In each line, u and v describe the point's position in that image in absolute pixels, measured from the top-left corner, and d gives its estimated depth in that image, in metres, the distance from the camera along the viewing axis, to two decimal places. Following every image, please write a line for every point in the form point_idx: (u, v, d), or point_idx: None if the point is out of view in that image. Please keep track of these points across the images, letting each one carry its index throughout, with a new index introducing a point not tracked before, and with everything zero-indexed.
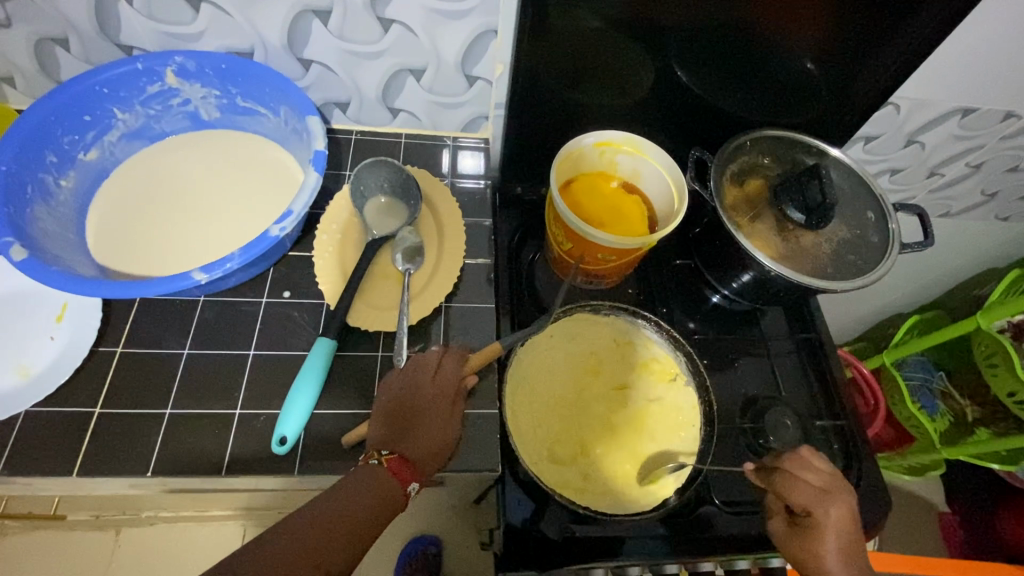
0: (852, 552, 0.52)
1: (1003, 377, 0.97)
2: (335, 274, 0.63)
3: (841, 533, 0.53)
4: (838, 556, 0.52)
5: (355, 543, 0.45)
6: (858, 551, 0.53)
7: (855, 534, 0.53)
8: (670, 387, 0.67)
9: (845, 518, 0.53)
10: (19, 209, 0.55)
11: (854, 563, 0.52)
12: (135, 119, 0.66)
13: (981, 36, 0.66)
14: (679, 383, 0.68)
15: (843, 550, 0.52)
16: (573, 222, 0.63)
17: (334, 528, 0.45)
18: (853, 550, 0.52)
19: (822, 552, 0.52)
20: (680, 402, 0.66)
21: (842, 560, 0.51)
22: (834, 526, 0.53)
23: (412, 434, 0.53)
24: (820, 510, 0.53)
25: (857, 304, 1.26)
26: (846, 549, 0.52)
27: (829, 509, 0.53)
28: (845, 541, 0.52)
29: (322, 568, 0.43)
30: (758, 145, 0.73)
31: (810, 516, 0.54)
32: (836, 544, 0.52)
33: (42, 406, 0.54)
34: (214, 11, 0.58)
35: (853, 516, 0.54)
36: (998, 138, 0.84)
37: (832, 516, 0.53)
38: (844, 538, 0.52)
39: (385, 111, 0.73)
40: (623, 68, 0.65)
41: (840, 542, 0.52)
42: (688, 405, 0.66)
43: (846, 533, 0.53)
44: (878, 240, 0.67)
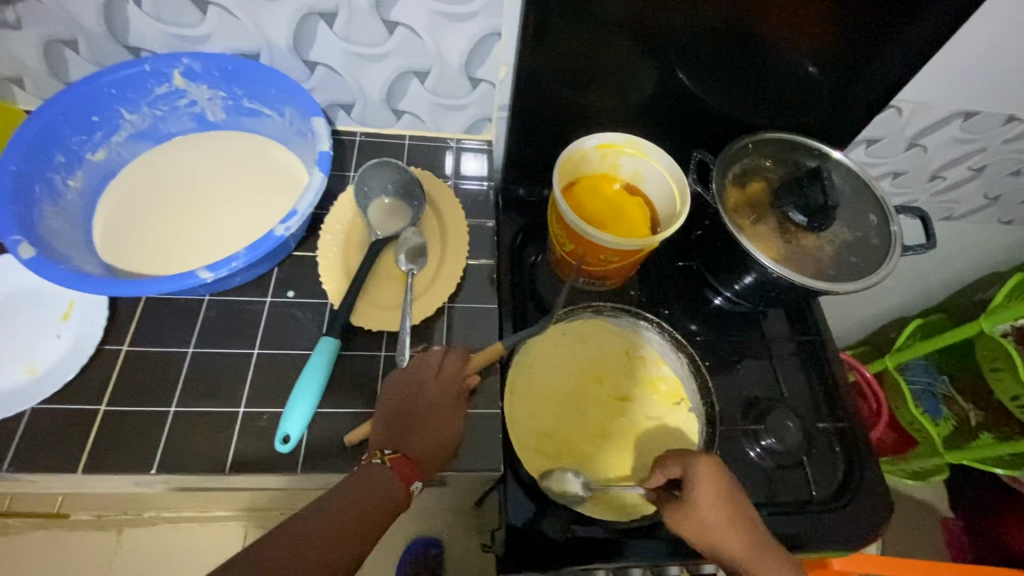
0: (733, 500, 0.53)
1: (1006, 381, 0.98)
2: (339, 274, 0.63)
3: (716, 485, 0.53)
4: (717, 509, 0.52)
5: (365, 539, 0.46)
6: (740, 500, 0.53)
7: (726, 483, 0.53)
8: (673, 409, 0.66)
9: (713, 468, 0.54)
10: (27, 207, 0.55)
11: (737, 510, 0.52)
12: (143, 120, 0.66)
13: (982, 38, 0.66)
14: (682, 408, 0.66)
15: (725, 500, 0.52)
16: (576, 223, 0.63)
17: (343, 524, 0.46)
18: (732, 497, 0.53)
19: (707, 508, 0.52)
20: (679, 427, 0.65)
21: (724, 512, 0.52)
22: (708, 478, 0.53)
23: (415, 435, 0.53)
24: (693, 466, 0.54)
25: (860, 308, 1.26)
26: (726, 500, 0.52)
27: (698, 463, 0.54)
28: (720, 490, 0.53)
29: (330, 566, 0.43)
30: (760, 148, 0.73)
31: (684, 475, 0.54)
32: (713, 499, 0.52)
33: (49, 402, 0.54)
34: (221, 13, 0.59)
35: (722, 465, 0.54)
36: (1000, 141, 0.84)
37: (702, 468, 0.53)
38: (719, 487, 0.53)
39: (389, 113, 0.73)
40: (625, 70, 0.66)
41: (713, 491, 0.52)
42: (686, 431, 0.65)
43: (721, 484, 0.53)
44: (880, 242, 0.67)
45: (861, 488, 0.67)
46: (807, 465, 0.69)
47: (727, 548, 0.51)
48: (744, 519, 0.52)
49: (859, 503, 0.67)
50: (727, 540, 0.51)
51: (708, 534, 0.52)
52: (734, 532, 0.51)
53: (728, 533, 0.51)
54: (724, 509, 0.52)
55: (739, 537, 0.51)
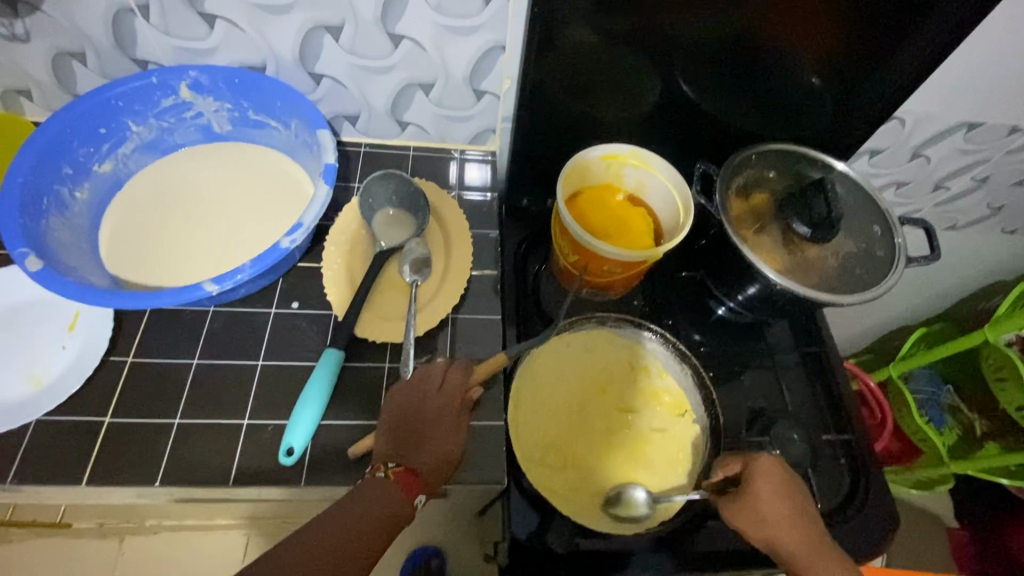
0: (792, 498, 0.56)
1: (1011, 392, 0.97)
2: (343, 284, 0.63)
3: (777, 483, 0.56)
4: (777, 501, 0.55)
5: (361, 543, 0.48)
6: (799, 499, 0.56)
7: (787, 481, 0.57)
8: (679, 421, 0.66)
9: (774, 466, 0.58)
10: (34, 219, 0.55)
11: (797, 508, 0.56)
12: (149, 132, 0.67)
13: (985, 49, 0.66)
14: (687, 420, 0.66)
15: (784, 497, 0.56)
16: (580, 234, 0.63)
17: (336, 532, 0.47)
18: (792, 495, 0.56)
19: (769, 503, 0.55)
20: (684, 439, 0.64)
21: (785, 507, 0.55)
22: (769, 477, 0.56)
23: (418, 448, 0.53)
24: (754, 463, 0.57)
25: (864, 317, 1.25)
26: (786, 497, 0.56)
27: (758, 461, 0.58)
28: (779, 487, 0.56)
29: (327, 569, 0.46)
30: (764, 159, 0.73)
31: (745, 473, 0.57)
32: (773, 492, 0.56)
33: (54, 414, 0.54)
34: (228, 27, 0.59)
35: (781, 466, 0.58)
36: (1004, 152, 0.84)
37: (763, 466, 0.57)
38: (779, 484, 0.56)
39: (394, 124, 0.73)
40: (628, 82, 0.66)
41: (774, 486, 0.56)
42: (691, 443, 0.64)
43: (781, 483, 0.57)
44: (884, 254, 0.67)
45: (866, 500, 0.67)
46: (812, 477, 0.69)
47: (786, 540, 0.54)
48: (802, 516, 0.56)
49: (864, 516, 0.66)
50: (786, 532, 0.54)
51: (767, 525, 0.54)
52: (794, 527, 0.55)
53: (787, 527, 0.54)
54: (785, 505, 0.55)
55: (797, 531, 0.54)
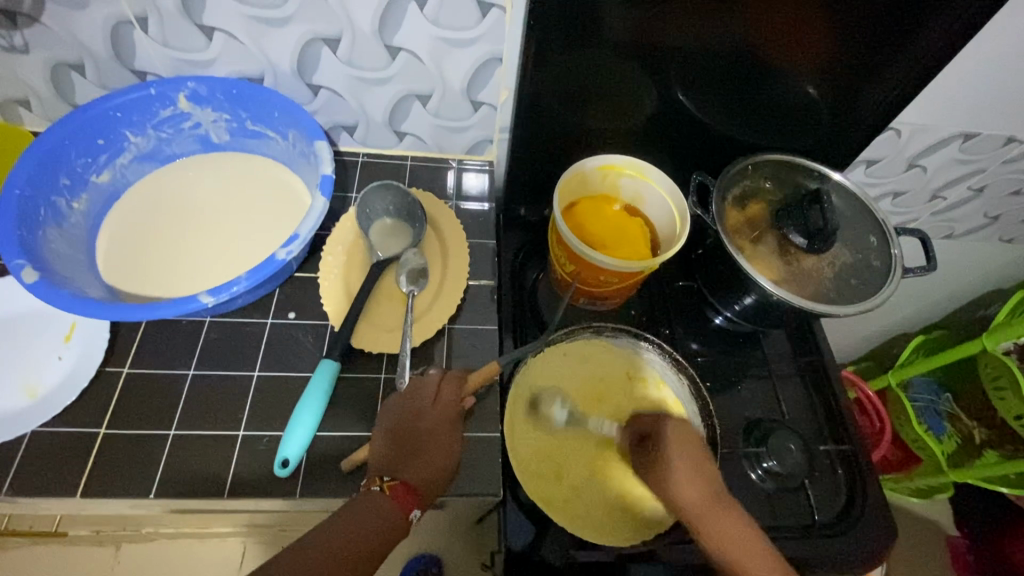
0: (699, 458, 0.58)
1: (1010, 401, 0.97)
2: (341, 294, 0.63)
3: (684, 444, 0.59)
4: (685, 465, 0.57)
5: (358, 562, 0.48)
6: (705, 460, 0.59)
7: (696, 446, 0.59)
8: None
9: (683, 430, 0.60)
10: (31, 231, 0.56)
11: (699, 466, 0.58)
12: (148, 142, 0.67)
13: (979, 61, 0.67)
14: None
15: (689, 455, 0.58)
16: (575, 244, 0.64)
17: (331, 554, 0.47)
18: (694, 456, 0.58)
19: (675, 460, 0.57)
20: None
21: (689, 464, 0.57)
22: (679, 439, 0.59)
23: (413, 462, 0.53)
24: (663, 424, 0.61)
25: (862, 324, 1.25)
26: (692, 457, 0.58)
27: (669, 423, 0.61)
28: (685, 450, 0.59)
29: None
30: (760, 169, 0.73)
31: (656, 433, 0.61)
32: (679, 455, 0.58)
33: (49, 426, 0.54)
34: (227, 39, 0.60)
35: (692, 431, 0.61)
36: (1000, 162, 0.84)
37: (672, 427, 0.60)
38: (684, 446, 0.59)
39: (391, 134, 0.73)
40: (624, 92, 0.66)
41: (676, 448, 0.59)
42: None
43: (688, 444, 0.59)
44: (880, 265, 0.67)
45: (863, 511, 0.67)
46: (810, 488, 0.69)
47: (684, 494, 0.56)
48: (706, 475, 0.57)
49: (863, 527, 0.66)
50: (684, 486, 0.56)
51: (670, 479, 0.57)
52: (693, 481, 0.56)
53: (687, 482, 0.56)
54: (688, 462, 0.58)
55: (697, 486, 0.56)
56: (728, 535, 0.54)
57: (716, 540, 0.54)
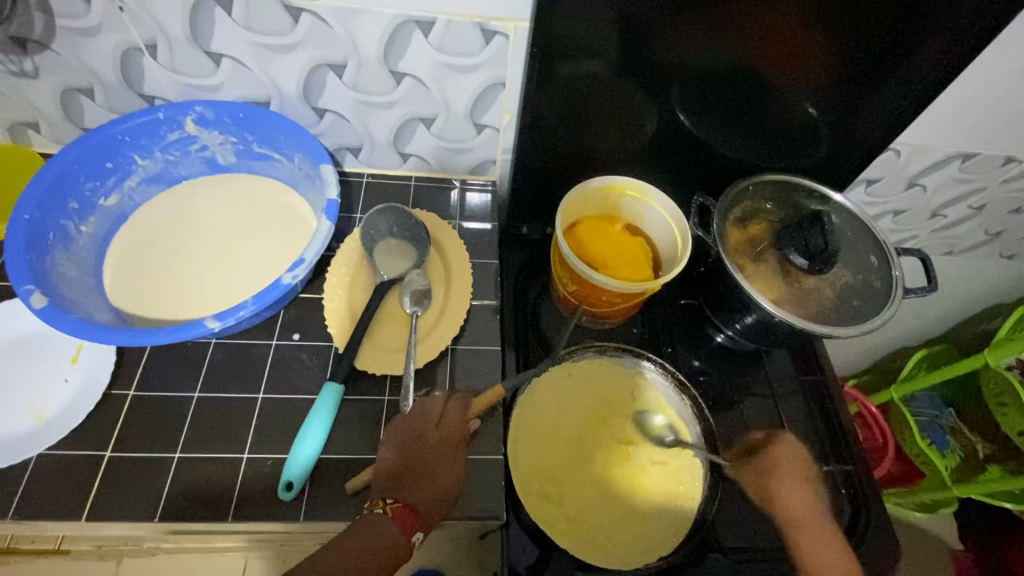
0: (804, 476, 0.64)
1: (1013, 416, 0.97)
2: (344, 316, 0.64)
3: (796, 458, 0.65)
4: (794, 478, 0.63)
5: None
6: (812, 476, 0.64)
7: (807, 465, 0.65)
8: (679, 454, 0.66)
9: (797, 451, 0.65)
10: (41, 256, 0.56)
11: (805, 480, 0.64)
12: (155, 165, 0.68)
13: (976, 84, 0.68)
14: (687, 453, 0.66)
15: (797, 471, 0.64)
16: (578, 266, 0.64)
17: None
18: (805, 474, 0.64)
19: (785, 470, 0.64)
20: (684, 473, 0.64)
21: (796, 474, 0.64)
22: (791, 455, 0.65)
23: (416, 484, 0.53)
24: (779, 438, 0.66)
25: (864, 339, 1.25)
26: (799, 472, 0.64)
27: (785, 436, 0.66)
28: (798, 466, 0.64)
29: None
30: (760, 190, 0.74)
31: (767, 445, 0.66)
32: (790, 468, 0.64)
33: (55, 449, 0.54)
34: (234, 65, 0.61)
35: (805, 452, 0.66)
36: (1000, 181, 0.85)
37: (787, 442, 0.66)
38: (796, 463, 0.64)
39: (395, 156, 0.74)
40: (626, 113, 0.67)
41: (790, 463, 0.64)
42: (691, 477, 0.64)
43: (800, 460, 0.65)
44: (881, 286, 0.68)
45: (866, 532, 0.67)
46: None
47: (787, 500, 0.62)
48: (808, 490, 0.63)
49: (863, 549, 0.66)
50: (790, 493, 0.62)
51: (777, 484, 0.63)
52: (799, 493, 0.62)
53: (791, 491, 0.62)
54: (795, 474, 0.64)
55: (801, 498, 0.62)
56: (817, 547, 0.60)
57: (807, 549, 0.60)
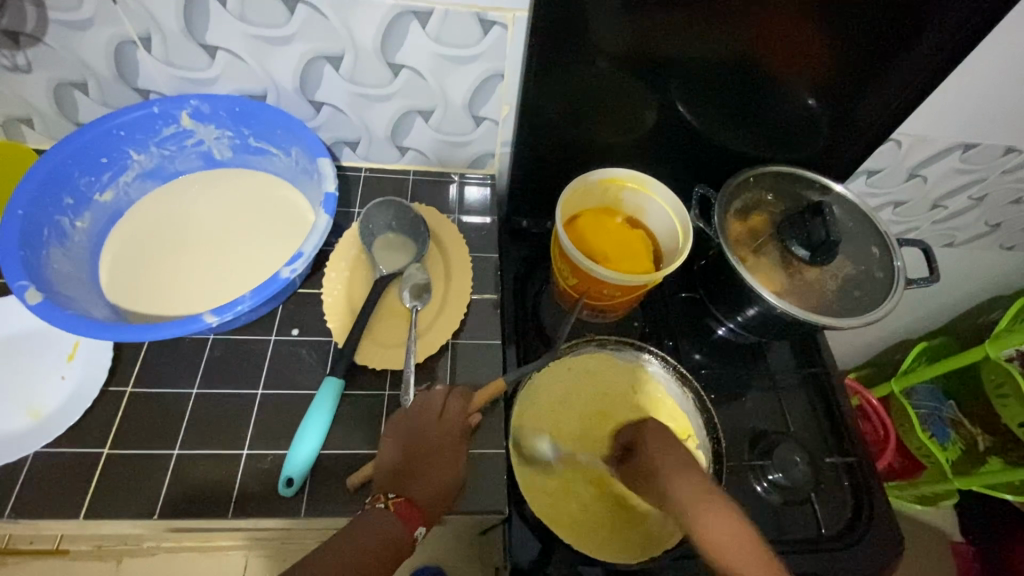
0: (674, 447, 0.54)
1: (1013, 407, 0.97)
2: (343, 311, 0.63)
3: (663, 442, 0.55)
4: (661, 462, 0.53)
5: None
6: (687, 455, 0.53)
7: (674, 442, 0.54)
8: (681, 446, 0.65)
9: (659, 432, 0.56)
10: (35, 252, 0.56)
11: (675, 453, 0.53)
12: (151, 160, 0.67)
13: (977, 74, 0.67)
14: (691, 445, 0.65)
15: (667, 450, 0.53)
16: (579, 258, 0.64)
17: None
18: (671, 448, 0.54)
19: (655, 457, 0.54)
20: None
21: (668, 457, 0.53)
22: (655, 437, 0.55)
23: (417, 478, 0.53)
24: (644, 427, 0.57)
25: (864, 331, 1.25)
26: (670, 451, 0.53)
27: (648, 425, 0.57)
28: (661, 445, 0.54)
29: None
30: (761, 181, 0.74)
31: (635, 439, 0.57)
32: (654, 449, 0.54)
33: (52, 446, 0.54)
34: (230, 57, 0.60)
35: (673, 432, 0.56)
36: (1000, 172, 0.84)
37: (648, 429, 0.57)
38: (659, 443, 0.54)
39: (393, 150, 0.73)
40: (626, 105, 0.67)
41: (654, 446, 0.55)
42: None
43: (667, 441, 0.54)
44: (883, 276, 0.67)
45: (871, 524, 0.67)
46: (816, 501, 0.68)
47: (669, 491, 0.50)
48: (689, 467, 0.51)
49: (868, 544, 0.66)
50: (658, 474, 0.52)
51: (655, 477, 0.52)
52: (676, 474, 0.51)
53: (664, 468, 0.52)
54: (669, 454, 0.53)
55: (681, 478, 0.50)
56: (703, 521, 0.47)
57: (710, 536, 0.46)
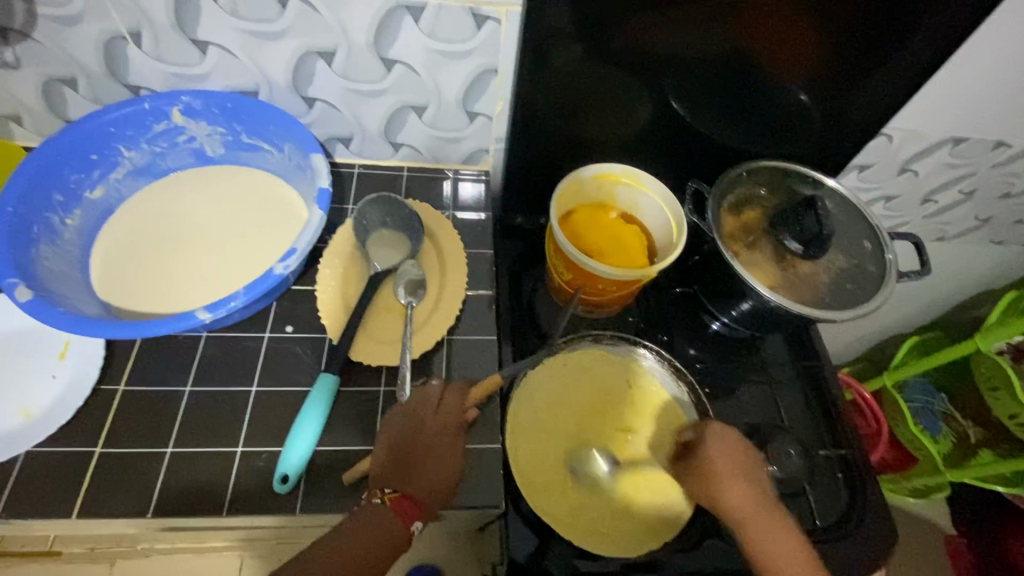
0: (740, 463, 0.58)
1: (1004, 399, 0.98)
2: (337, 308, 0.63)
3: (728, 448, 0.59)
4: (730, 475, 0.57)
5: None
6: (747, 463, 0.59)
7: (742, 456, 0.59)
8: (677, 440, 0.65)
9: (728, 441, 0.60)
10: (25, 249, 0.55)
11: (745, 469, 0.58)
12: (142, 157, 0.67)
13: (967, 69, 0.68)
14: None
15: (732, 463, 0.58)
16: (574, 254, 0.64)
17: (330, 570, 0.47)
18: (742, 463, 0.58)
19: (723, 463, 0.58)
20: None
21: (732, 464, 0.58)
22: (723, 444, 0.59)
23: (415, 474, 0.53)
24: (707, 428, 0.61)
25: (857, 326, 1.26)
26: (737, 461, 0.58)
27: (714, 424, 0.61)
28: (731, 456, 0.58)
29: None
30: (754, 176, 0.74)
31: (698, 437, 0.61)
32: (724, 458, 0.58)
33: (43, 445, 0.53)
34: (221, 53, 0.60)
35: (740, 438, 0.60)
36: (990, 166, 0.85)
37: (715, 430, 0.60)
38: (730, 453, 0.59)
39: (387, 146, 0.73)
40: (620, 100, 0.67)
41: (723, 456, 0.59)
42: None
43: (734, 448, 0.59)
44: (875, 269, 0.68)
45: (864, 515, 0.67)
46: (810, 493, 0.69)
47: (728, 494, 0.56)
48: (748, 478, 0.57)
49: (861, 533, 0.66)
50: (726, 487, 0.57)
51: (715, 479, 0.57)
52: (738, 482, 0.57)
53: (730, 482, 0.57)
54: (733, 463, 0.58)
55: (742, 487, 0.57)
56: (766, 538, 0.54)
57: (759, 542, 0.54)
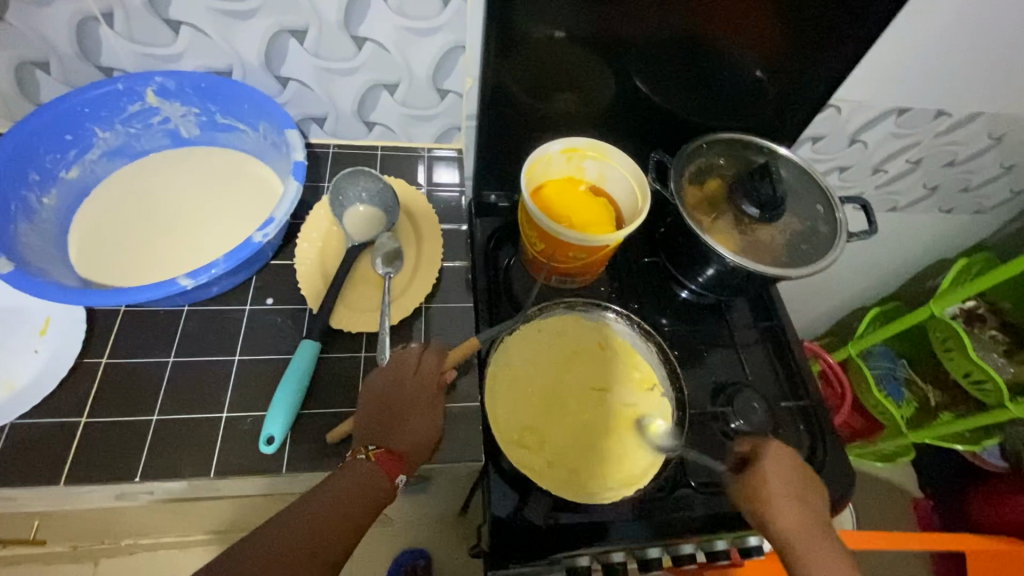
0: (797, 487, 0.60)
1: (958, 359, 1.03)
2: (316, 280, 0.65)
3: (786, 465, 0.61)
4: (789, 496, 0.58)
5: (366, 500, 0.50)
6: (806, 484, 0.60)
7: (799, 475, 0.60)
8: (647, 395, 0.68)
9: (785, 459, 0.61)
10: (2, 226, 0.56)
11: (799, 491, 0.59)
12: (116, 138, 0.68)
13: (904, 41, 0.73)
14: (656, 393, 0.69)
15: (788, 484, 0.59)
16: (544, 222, 0.66)
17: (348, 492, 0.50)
18: (797, 482, 0.60)
19: (777, 482, 0.59)
20: (654, 412, 0.67)
21: (788, 487, 0.59)
22: (781, 465, 0.60)
23: (395, 432, 0.55)
24: (767, 446, 0.62)
25: (821, 297, 1.32)
26: (791, 482, 0.59)
27: (770, 444, 0.62)
28: (789, 477, 0.60)
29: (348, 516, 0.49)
30: (713, 148, 0.78)
31: (756, 454, 0.62)
32: (780, 476, 0.60)
33: (27, 418, 0.54)
34: (194, 33, 0.61)
35: (796, 459, 0.62)
36: (933, 135, 0.90)
37: (775, 449, 0.62)
38: (786, 470, 0.60)
39: (361, 124, 0.76)
40: (584, 79, 0.70)
41: (780, 474, 0.60)
42: (661, 415, 0.67)
43: (791, 469, 0.61)
44: (827, 230, 0.72)
45: (825, 462, 0.71)
46: (774, 444, 0.72)
47: (786, 513, 0.57)
48: (805, 502, 0.59)
49: (825, 475, 0.70)
50: (785, 509, 0.57)
51: (769, 501, 0.58)
52: (795, 505, 0.58)
53: (785, 505, 0.58)
54: (789, 486, 0.59)
55: (799, 513, 0.58)
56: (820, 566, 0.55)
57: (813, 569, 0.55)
